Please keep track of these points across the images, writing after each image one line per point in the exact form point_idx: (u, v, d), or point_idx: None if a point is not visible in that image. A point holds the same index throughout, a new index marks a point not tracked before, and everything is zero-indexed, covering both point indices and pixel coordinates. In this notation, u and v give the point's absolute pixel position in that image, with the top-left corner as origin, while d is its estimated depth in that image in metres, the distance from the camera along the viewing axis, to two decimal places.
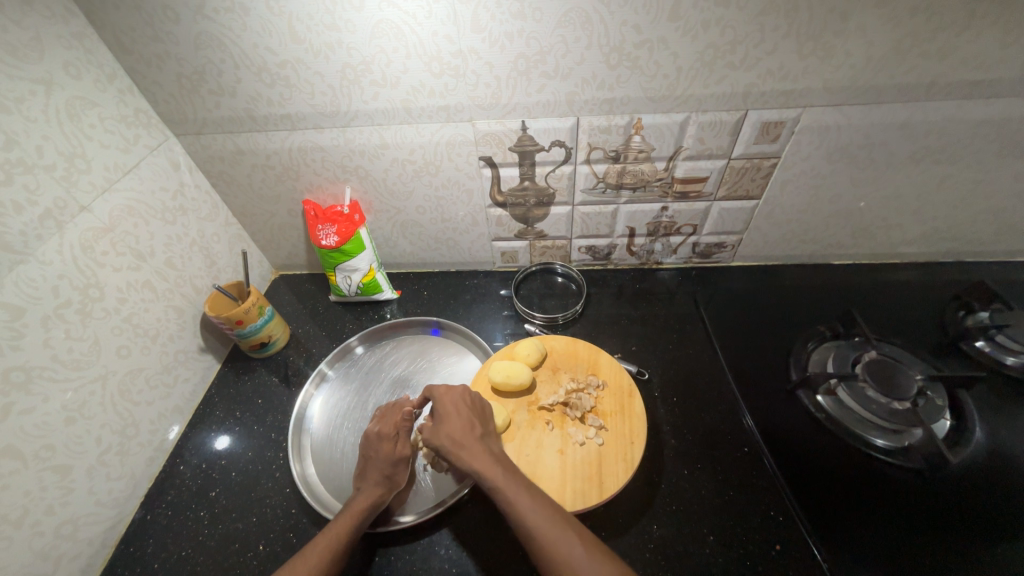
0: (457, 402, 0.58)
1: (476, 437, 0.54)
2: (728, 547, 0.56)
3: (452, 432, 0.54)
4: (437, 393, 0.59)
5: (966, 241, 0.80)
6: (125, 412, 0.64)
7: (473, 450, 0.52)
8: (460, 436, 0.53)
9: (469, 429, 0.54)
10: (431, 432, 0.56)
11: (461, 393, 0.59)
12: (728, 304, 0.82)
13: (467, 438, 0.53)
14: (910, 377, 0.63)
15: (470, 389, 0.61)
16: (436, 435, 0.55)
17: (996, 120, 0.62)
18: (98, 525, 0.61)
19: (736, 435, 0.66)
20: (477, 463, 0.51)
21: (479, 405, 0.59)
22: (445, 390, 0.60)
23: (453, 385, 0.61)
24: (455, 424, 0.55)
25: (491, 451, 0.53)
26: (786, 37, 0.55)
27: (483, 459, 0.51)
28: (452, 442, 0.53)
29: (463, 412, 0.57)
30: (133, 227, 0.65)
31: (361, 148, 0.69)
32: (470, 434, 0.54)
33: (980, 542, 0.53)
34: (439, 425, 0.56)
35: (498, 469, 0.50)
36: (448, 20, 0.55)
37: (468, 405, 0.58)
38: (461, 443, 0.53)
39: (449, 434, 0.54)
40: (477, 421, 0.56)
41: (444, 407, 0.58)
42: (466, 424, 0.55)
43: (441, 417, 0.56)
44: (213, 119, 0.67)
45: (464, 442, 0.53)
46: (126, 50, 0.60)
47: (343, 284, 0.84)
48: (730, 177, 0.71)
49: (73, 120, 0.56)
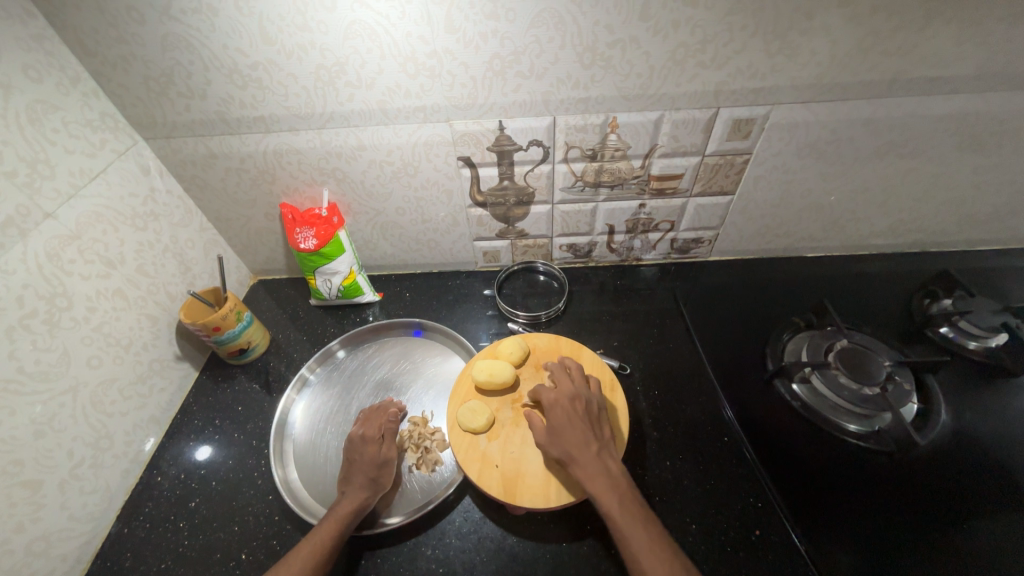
0: (571, 409, 0.55)
1: (592, 455, 0.51)
2: (709, 534, 0.58)
3: (568, 446, 0.52)
4: (549, 400, 0.56)
5: (929, 232, 0.83)
6: (98, 424, 0.62)
7: (588, 470, 0.50)
8: (574, 451, 0.51)
9: (587, 446, 0.51)
10: (543, 439, 0.54)
11: (574, 402, 0.55)
12: (707, 298, 0.84)
13: (585, 455, 0.51)
14: (879, 364, 0.65)
15: (583, 392, 0.57)
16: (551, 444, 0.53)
17: (953, 115, 0.65)
18: (72, 541, 0.59)
19: (716, 426, 0.67)
20: (592, 485, 0.49)
21: (592, 415, 0.55)
22: (559, 398, 0.56)
23: (564, 392, 0.56)
24: (565, 438, 0.52)
25: (608, 471, 0.50)
26: (753, 37, 0.56)
27: (598, 483, 0.49)
28: (566, 455, 0.51)
29: (577, 425, 0.53)
30: (102, 234, 0.63)
31: (338, 150, 0.69)
32: (585, 450, 0.51)
33: (947, 519, 0.56)
34: (552, 435, 0.53)
35: (613, 498, 0.48)
36: (422, 20, 0.55)
37: (581, 418, 0.54)
38: (577, 460, 0.51)
39: (563, 446, 0.52)
40: (592, 435, 0.53)
41: (556, 415, 0.54)
42: (581, 439, 0.52)
43: (554, 426, 0.54)
44: (184, 122, 0.66)
45: (579, 458, 0.51)
46: (89, 52, 0.58)
47: (323, 287, 0.83)
48: (705, 173, 0.72)
49: (34, 124, 0.55)
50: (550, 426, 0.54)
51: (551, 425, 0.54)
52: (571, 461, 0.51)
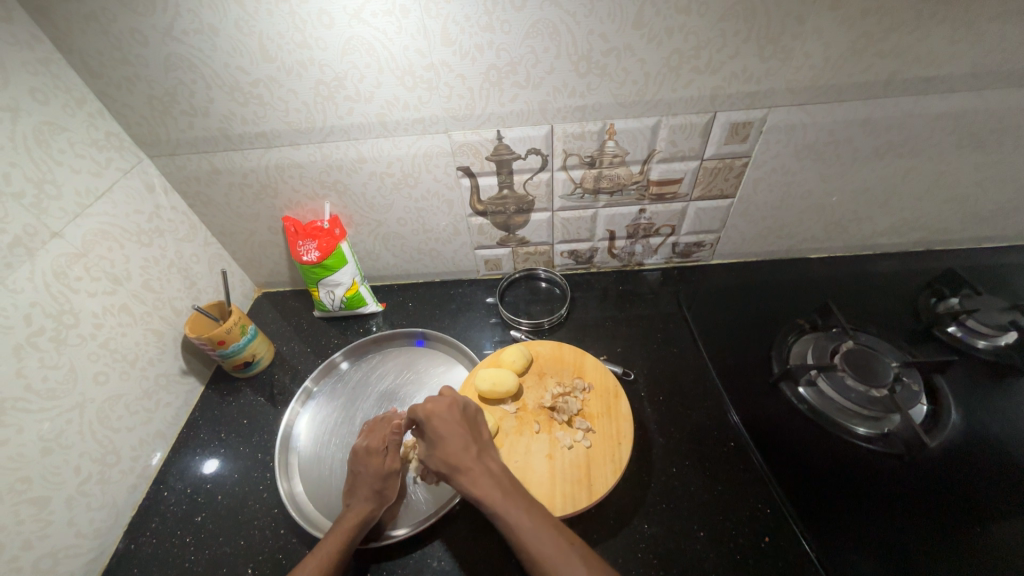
0: (447, 419, 0.54)
1: (472, 457, 0.51)
2: (719, 542, 0.57)
3: (447, 455, 0.52)
4: (423, 413, 0.55)
5: (933, 230, 0.83)
6: (105, 439, 0.63)
7: (470, 474, 0.50)
8: (456, 459, 0.51)
9: (465, 449, 0.52)
10: (427, 459, 0.53)
11: (449, 409, 0.55)
12: (710, 301, 0.83)
13: (464, 460, 0.51)
14: (886, 365, 0.65)
15: (458, 397, 0.57)
16: (434, 457, 0.53)
17: (952, 113, 0.65)
18: (79, 558, 0.59)
19: (722, 431, 0.67)
20: (476, 489, 0.49)
21: (469, 419, 0.56)
22: (433, 409, 0.55)
23: (439, 401, 0.56)
24: (446, 446, 0.52)
25: (490, 471, 0.51)
26: (747, 42, 0.57)
27: (482, 484, 0.49)
28: (448, 464, 0.51)
29: (453, 430, 0.53)
30: (107, 251, 0.64)
31: (339, 163, 0.70)
32: (463, 454, 0.51)
33: (962, 524, 0.54)
34: (434, 447, 0.53)
35: (496, 496, 0.48)
36: (418, 34, 0.55)
37: (459, 422, 0.54)
38: (457, 467, 0.50)
39: (444, 456, 0.52)
40: (471, 438, 0.53)
41: (433, 427, 0.54)
42: (458, 445, 0.52)
43: (434, 438, 0.53)
44: (187, 139, 0.67)
45: (461, 465, 0.51)
46: (94, 74, 0.60)
47: (326, 299, 0.83)
48: (704, 177, 0.73)
49: (41, 146, 0.56)
50: (429, 440, 0.54)
51: (430, 437, 0.54)
52: (454, 470, 0.51)
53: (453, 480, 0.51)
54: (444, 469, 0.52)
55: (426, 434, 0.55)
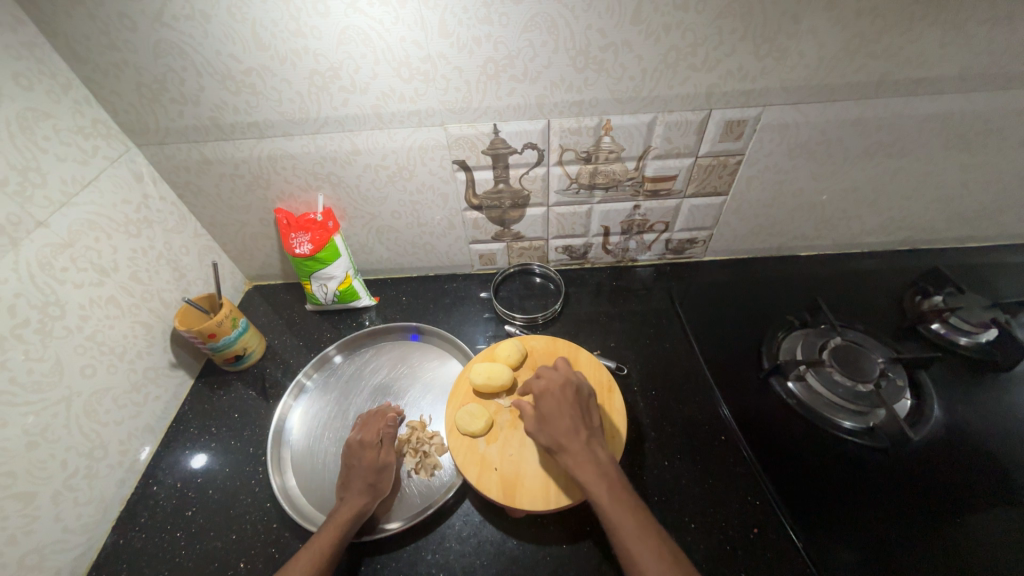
0: (563, 400, 0.55)
1: (582, 444, 0.51)
2: (709, 533, 0.58)
3: (558, 434, 0.52)
4: (542, 387, 0.57)
5: (920, 229, 0.85)
6: (92, 433, 0.61)
7: (578, 460, 0.50)
8: (565, 440, 0.51)
9: (578, 435, 0.52)
10: (534, 429, 0.54)
11: (567, 392, 0.56)
12: (702, 297, 0.84)
13: (574, 444, 0.51)
14: (872, 360, 0.66)
15: (573, 381, 0.58)
16: (542, 433, 0.53)
17: (940, 115, 0.66)
18: (66, 553, 0.58)
19: (713, 425, 0.68)
20: (583, 474, 0.49)
21: (582, 405, 0.56)
22: (552, 385, 0.56)
23: (557, 380, 0.57)
24: (556, 427, 0.53)
25: (596, 460, 0.50)
26: (743, 40, 0.57)
27: (590, 472, 0.49)
28: (556, 444, 0.52)
29: (568, 414, 0.54)
30: (94, 241, 0.62)
31: (333, 155, 0.69)
32: (574, 439, 0.51)
33: (943, 515, 0.56)
34: (545, 423, 0.54)
35: (602, 486, 0.48)
36: (415, 25, 0.55)
37: (574, 407, 0.54)
38: (567, 449, 0.51)
39: (554, 435, 0.52)
40: (582, 424, 0.53)
41: (548, 405, 0.55)
42: (571, 428, 0.52)
43: (546, 415, 0.54)
44: (177, 128, 0.65)
45: (568, 447, 0.51)
46: (80, 59, 0.58)
47: (319, 292, 0.83)
48: (698, 174, 0.73)
49: (25, 132, 0.54)
50: (541, 414, 0.55)
51: (542, 414, 0.55)
52: (560, 450, 0.52)
53: (557, 457, 0.52)
54: (550, 444, 0.52)
55: (539, 409, 0.56)
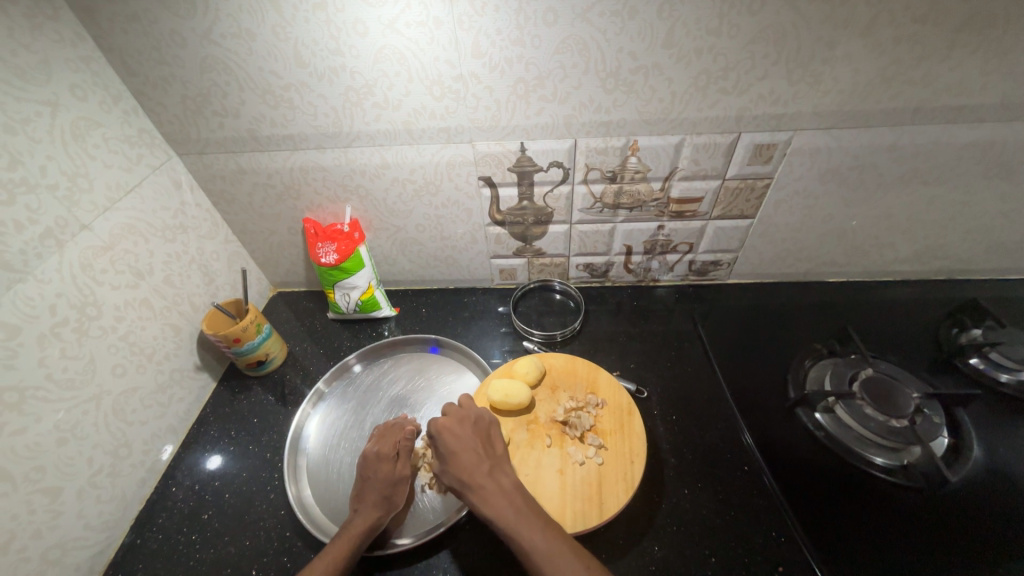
0: (457, 433, 0.54)
1: (482, 475, 0.50)
2: (730, 569, 0.56)
3: (457, 469, 0.51)
4: (435, 425, 0.57)
5: (956, 259, 0.82)
6: (118, 432, 0.63)
7: (481, 491, 0.49)
8: (466, 476, 0.51)
9: (478, 466, 0.51)
10: (439, 471, 0.53)
11: (461, 425, 0.56)
12: (725, 321, 0.82)
13: (474, 475, 0.50)
14: (908, 395, 0.63)
15: (469, 413, 0.58)
16: (447, 474, 0.52)
17: (980, 144, 0.64)
18: (86, 550, 0.59)
19: (736, 454, 0.65)
20: (487, 507, 0.48)
21: (480, 434, 0.55)
22: (444, 423, 0.56)
23: (451, 416, 0.57)
24: (456, 463, 0.52)
25: (500, 487, 0.50)
26: (776, 64, 0.57)
27: (492, 501, 0.48)
28: (460, 481, 0.51)
29: (465, 446, 0.53)
30: (133, 245, 0.65)
31: (363, 168, 0.70)
32: (474, 471, 0.51)
33: (985, 564, 0.53)
34: (445, 465, 0.53)
35: (507, 513, 0.47)
36: (449, 45, 0.56)
37: (471, 438, 0.54)
38: (468, 485, 0.50)
39: (455, 473, 0.51)
40: (482, 456, 0.52)
41: (444, 442, 0.54)
42: (470, 460, 0.52)
43: (445, 454, 0.53)
44: (217, 139, 0.68)
45: (470, 481, 0.50)
46: (132, 73, 0.61)
47: (341, 301, 0.84)
48: (725, 197, 0.72)
49: (77, 140, 0.57)
50: (440, 455, 0.54)
51: (442, 451, 0.54)
52: (464, 485, 0.51)
53: (463, 496, 0.51)
54: (455, 483, 0.51)
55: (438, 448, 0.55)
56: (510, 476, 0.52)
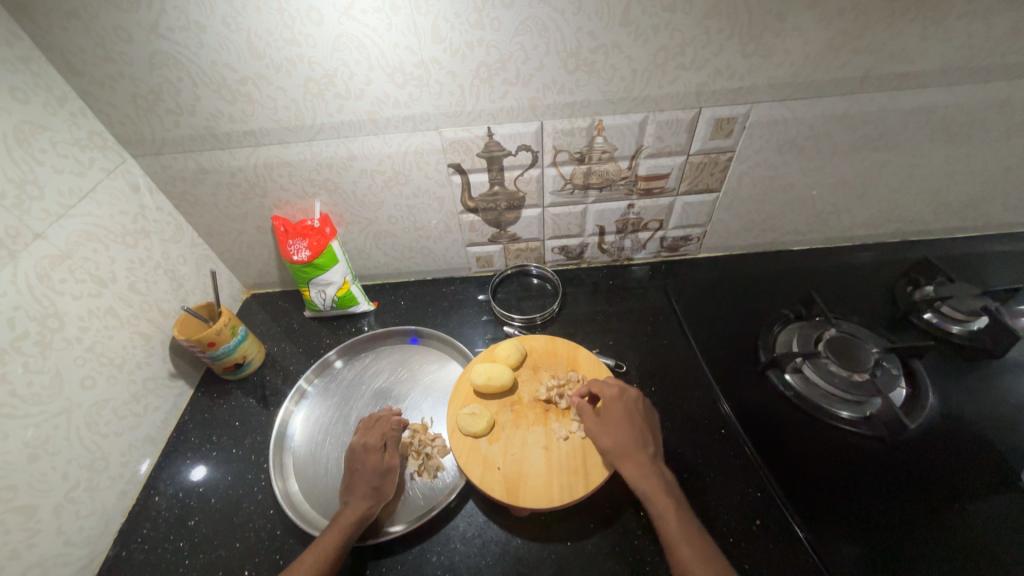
0: (631, 411, 0.58)
1: (647, 455, 0.54)
2: (711, 525, 0.58)
3: (626, 440, 0.55)
4: (608, 395, 0.60)
5: (909, 221, 0.86)
6: (93, 445, 0.61)
7: (642, 468, 0.53)
8: (631, 449, 0.55)
9: (644, 445, 0.55)
10: (598, 434, 0.57)
11: (634, 404, 0.59)
12: (697, 294, 0.85)
13: (640, 452, 0.54)
14: (868, 351, 0.67)
15: (639, 396, 0.61)
16: (607, 439, 0.56)
17: (924, 109, 0.67)
18: (68, 566, 0.58)
19: (712, 419, 0.68)
20: (646, 482, 0.52)
21: (645, 418, 0.59)
22: (619, 396, 0.60)
23: (626, 392, 0.61)
24: (621, 435, 0.56)
25: (660, 471, 0.54)
26: (730, 39, 0.58)
27: (651, 480, 0.52)
28: (621, 450, 0.55)
29: (633, 424, 0.57)
30: (92, 252, 0.62)
31: (329, 161, 0.69)
32: (639, 449, 0.55)
33: (943, 498, 0.57)
34: (609, 431, 0.57)
35: (663, 494, 0.51)
36: (409, 31, 0.56)
37: (640, 418, 0.58)
38: (631, 457, 0.54)
39: (621, 443, 0.55)
40: (648, 438, 0.56)
41: (615, 413, 0.58)
42: (637, 438, 0.56)
43: (611, 423, 0.57)
44: (173, 138, 0.66)
45: (635, 453, 0.54)
46: (76, 72, 0.58)
47: (317, 298, 0.83)
48: (690, 172, 0.74)
49: (22, 145, 0.54)
50: (606, 421, 0.58)
51: (610, 420, 0.58)
52: (625, 456, 0.55)
53: (618, 463, 0.54)
54: (615, 450, 0.55)
55: (604, 416, 0.58)
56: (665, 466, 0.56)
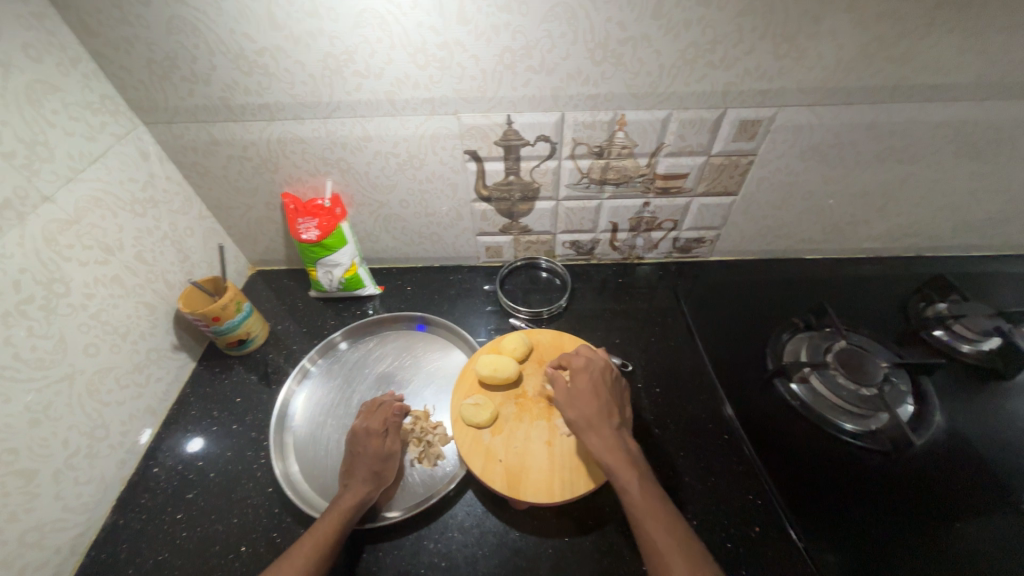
0: (595, 381, 0.57)
1: (610, 424, 0.53)
2: (711, 531, 0.58)
3: (588, 412, 0.54)
4: (575, 367, 0.59)
5: (925, 236, 0.85)
6: (94, 413, 0.61)
7: (606, 440, 0.52)
8: (595, 420, 0.53)
9: (607, 415, 0.54)
10: (564, 406, 0.56)
11: (600, 374, 0.58)
12: (707, 297, 0.84)
13: (602, 422, 0.53)
14: (877, 365, 0.66)
15: (608, 364, 0.60)
16: (572, 411, 0.55)
17: (954, 123, 0.66)
18: (65, 532, 0.58)
19: (716, 424, 0.68)
20: (610, 453, 0.51)
21: (612, 388, 0.57)
22: (584, 367, 0.58)
23: (593, 360, 0.59)
24: (584, 407, 0.54)
25: (623, 442, 0.52)
26: (763, 38, 0.57)
27: (614, 450, 0.51)
28: (585, 423, 0.53)
29: (598, 394, 0.55)
30: (100, 219, 0.62)
31: (344, 140, 0.68)
32: (603, 422, 0.53)
33: (944, 518, 0.57)
34: (574, 403, 0.55)
35: (627, 465, 0.50)
36: (434, 11, 0.54)
37: (606, 387, 0.57)
38: (594, 427, 0.53)
39: (584, 414, 0.54)
40: (612, 408, 0.55)
41: (580, 383, 0.57)
42: (601, 408, 0.54)
43: (577, 394, 0.56)
44: (186, 107, 0.65)
45: (597, 425, 0.53)
46: (91, 33, 0.57)
47: (324, 279, 0.82)
48: (709, 173, 0.73)
49: (33, 105, 0.53)
50: (571, 393, 0.56)
51: (574, 392, 0.56)
52: (588, 428, 0.53)
53: (583, 435, 0.53)
54: (579, 422, 0.54)
55: (569, 388, 0.57)
56: (630, 436, 0.54)
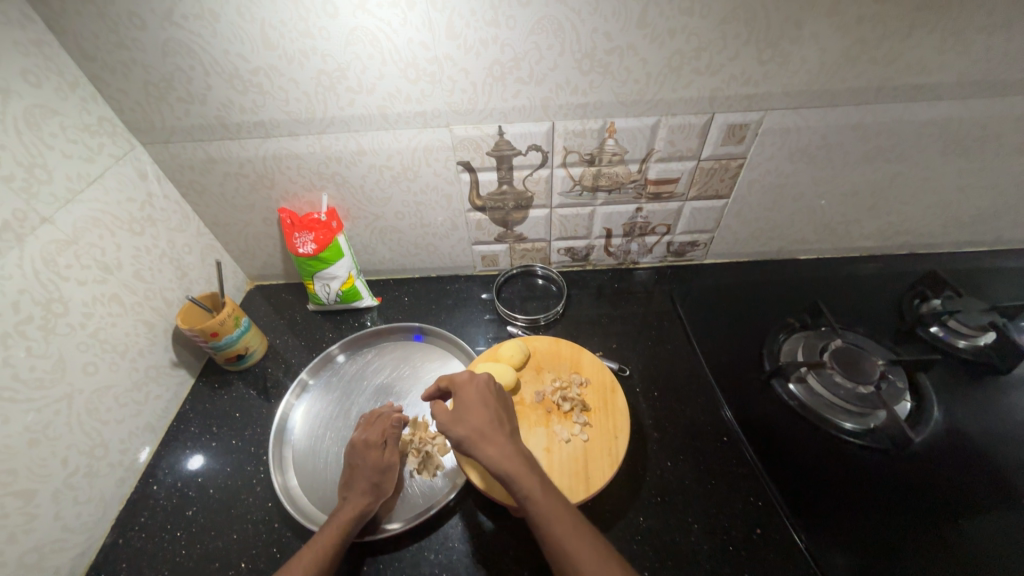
0: (481, 391, 0.58)
1: (501, 433, 0.53)
2: (712, 534, 0.58)
3: (475, 424, 0.54)
4: (460, 381, 0.59)
5: (917, 234, 0.86)
6: (93, 431, 0.61)
7: (501, 448, 0.51)
8: (485, 430, 0.53)
9: (494, 425, 0.54)
10: (451, 424, 0.54)
11: (487, 384, 0.59)
12: (702, 300, 0.84)
13: (491, 432, 0.53)
14: (874, 363, 0.66)
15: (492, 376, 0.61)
16: (457, 428, 0.54)
17: (938, 121, 0.67)
18: (64, 553, 0.58)
19: (716, 427, 0.68)
20: (504, 463, 0.50)
21: (501, 400, 0.59)
22: (468, 380, 0.59)
23: (478, 373, 0.60)
24: (478, 419, 0.54)
25: (517, 450, 0.52)
26: (746, 44, 0.58)
27: (509, 459, 0.50)
28: (476, 436, 0.53)
29: (484, 405, 0.56)
30: (98, 238, 0.62)
31: (338, 155, 0.69)
32: (495, 430, 0.53)
33: (946, 515, 0.57)
34: (461, 418, 0.55)
35: (525, 471, 0.49)
36: (423, 27, 0.55)
37: (492, 397, 0.57)
38: (486, 439, 0.52)
39: (474, 427, 0.53)
40: (501, 417, 0.55)
41: (468, 397, 0.57)
42: (490, 418, 0.54)
43: (465, 409, 0.56)
44: (183, 127, 0.66)
45: (487, 435, 0.53)
46: (88, 57, 0.58)
47: (321, 292, 0.83)
48: (700, 177, 0.74)
49: (32, 129, 0.54)
50: (456, 409, 0.56)
51: (460, 407, 0.56)
52: (479, 440, 0.52)
53: (476, 449, 0.52)
54: (468, 436, 0.53)
55: (455, 404, 0.57)
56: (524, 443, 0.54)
